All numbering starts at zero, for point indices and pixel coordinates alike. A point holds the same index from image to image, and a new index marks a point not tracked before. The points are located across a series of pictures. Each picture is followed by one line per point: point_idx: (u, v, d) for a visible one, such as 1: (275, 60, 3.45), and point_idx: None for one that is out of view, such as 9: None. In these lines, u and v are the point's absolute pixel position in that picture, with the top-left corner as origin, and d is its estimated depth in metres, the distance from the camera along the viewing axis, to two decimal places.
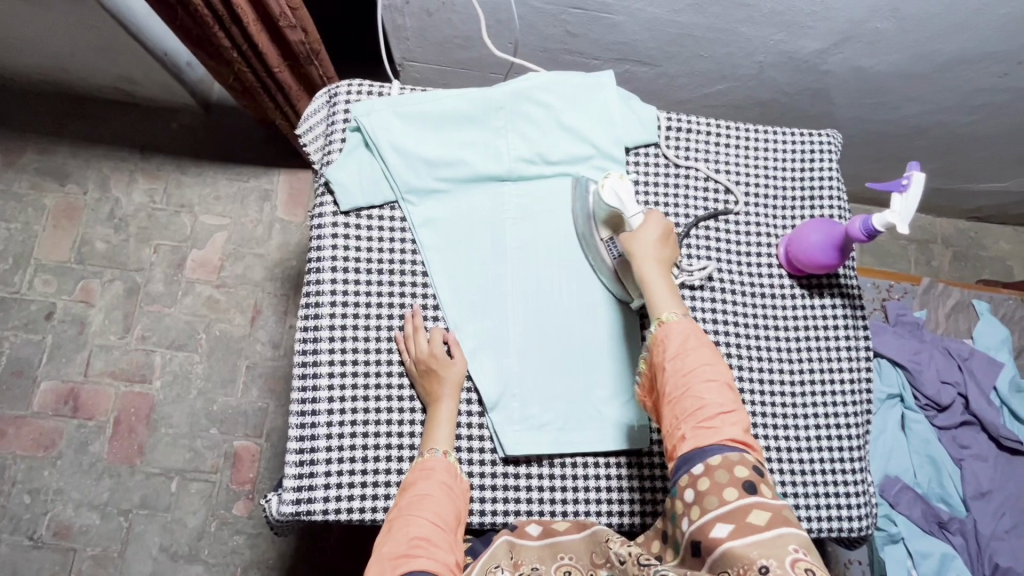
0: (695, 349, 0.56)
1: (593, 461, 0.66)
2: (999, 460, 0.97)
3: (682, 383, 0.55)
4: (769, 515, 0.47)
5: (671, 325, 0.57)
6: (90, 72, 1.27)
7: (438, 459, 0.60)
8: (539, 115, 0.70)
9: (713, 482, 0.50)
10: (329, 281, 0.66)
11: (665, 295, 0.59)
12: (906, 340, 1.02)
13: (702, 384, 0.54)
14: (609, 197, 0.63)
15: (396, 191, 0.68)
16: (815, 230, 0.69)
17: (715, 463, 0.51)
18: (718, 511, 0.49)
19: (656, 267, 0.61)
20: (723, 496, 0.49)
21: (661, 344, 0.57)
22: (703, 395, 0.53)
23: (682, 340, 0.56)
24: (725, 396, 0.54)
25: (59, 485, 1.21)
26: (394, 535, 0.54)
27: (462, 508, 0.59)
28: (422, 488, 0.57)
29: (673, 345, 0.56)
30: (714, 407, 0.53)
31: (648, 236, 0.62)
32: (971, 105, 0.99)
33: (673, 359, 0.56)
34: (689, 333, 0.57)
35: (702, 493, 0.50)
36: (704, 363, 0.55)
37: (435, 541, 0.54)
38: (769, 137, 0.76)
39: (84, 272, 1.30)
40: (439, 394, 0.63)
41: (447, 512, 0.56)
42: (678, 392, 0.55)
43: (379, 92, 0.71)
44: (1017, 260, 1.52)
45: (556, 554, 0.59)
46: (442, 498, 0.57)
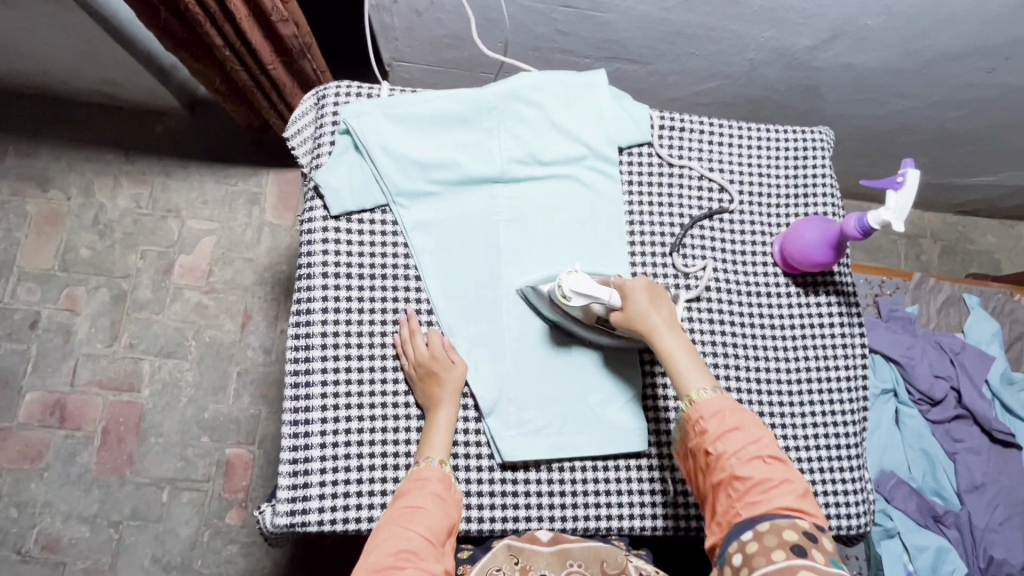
0: (734, 423, 0.57)
1: (592, 465, 0.66)
2: (992, 453, 0.98)
3: (725, 458, 0.55)
4: None
5: (703, 402, 0.58)
6: (71, 75, 1.24)
7: (433, 469, 0.59)
8: (531, 115, 0.70)
9: (761, 544, 0.50)
10: (320, 287, 0.65)
11: (691, 369, 0.60)
12: (899, 335, 1.03)
13: (749, 452, 0.55)
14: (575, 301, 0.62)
15: (386, 194, 0.67)
16: (809, 228, 0.68)
17: (764, 528, 0.51)
18: (767, 568, 0.48)
19: (664, 340, 0.61)
20: (771, 557, 0.49)
21: (696, 422, 0.58)
22: (747, 470, 0.54)
23: (719, 415, 0.57)
24: (771, 470, 0.54)
25: (47, 498, 1.18)
26: (379, 547, 0.53)
27: (454, 520, 0.58)
28: (411, 500, 0.56)
29: (711, 423, 0.57)
30: (760, 481, 0.54)
31: (640, 310, 0.61)
32: (960, 100, 1.00)
33: (713, 435, 0.56)
34: (723, 407, 0.58)
35: (752, 559, 0.49)
36: (750, 433, 0.56)
37: (421, 554, 0.53)
38: (762, 135, 0.76)
39: (68, 279, 1.27)
40: (439, 399, 0.62)
41: (438, 524, 0.55)
42: (724, 468, 0.55)
43: (369, 94, 0.70)
44: (1004, 253, 1.53)
45: (565, 561, 0.59)
46: (433, 510, 0.56)
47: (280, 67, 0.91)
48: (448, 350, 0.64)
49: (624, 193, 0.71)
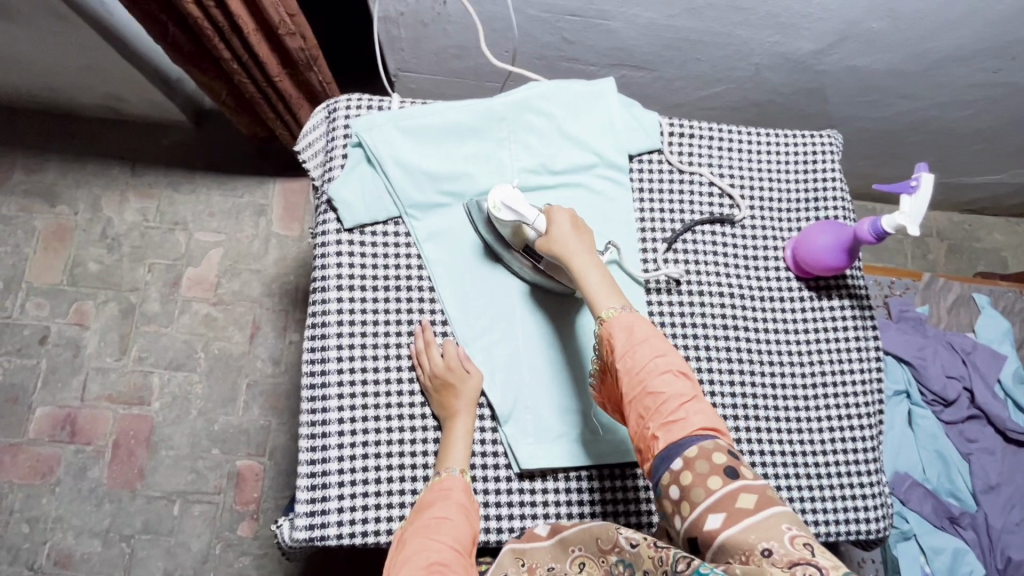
0: (644, 341, 0.56)
1: (608, 473, 0.66)
2: (1006, 453, 0.97)
3: (638, 378, 0.55)
4: (757, 497, 0.46)
5: (614, 320, 0.57)
6: (78, 90, 1.25)
7: (455, 478, 0.59)
8: (541, 125, 0.70)
9: (696, 474, 0.49)
10: (335, 300, 0.65)
11: (603, 288, 0.59)
12: (910, 336, 1.03)
13: (659, 375, 0.54)
14: (504, 215, 0.63)
15: (399, 206, 0.67)
16: (822, 232, 0.68)
17: (692, 454, 0.50)
18: (707, 503, 0.47)
19: (585, 261, 0.60)
20: (708, 486, 0.48)
21: (610, 345, 0.57)
22: (661, 389, 0.54)
23: (628, 332, 0.56)
24: (682, 385, 0.54)
25: (58, 513, 1.18)
26: (409, 562, 0.52)
27: (478, 530, 0.58)
28: (438, 510, 0.56)
29: (620, 340, 0.56)
30: (675, 398, 0.53)
31: (562, 232, 0.62)
32: (965, 100, 1.00)
33: (626, 357, 0.56)
34: (633, 322, 0.57)
35: (686, 488, 0.49)
36: (658, 354, 0.55)
37: (454, 566, 0.52)
38: (771, 140, 0.76)
39: (77, 293, 1.28)
40: (456, 409, 0.62)
41: (465, 534, 0.55)
42: (638, 389, 0.54)
43: (379, 106, 0.70)
44: (1011, 251, 1.53)
45: (566, 548, 0.58)
46: (458, 520, 0.56)
47: (286, 79, 0.91)
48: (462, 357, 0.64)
49: (635, 200, 0.71)
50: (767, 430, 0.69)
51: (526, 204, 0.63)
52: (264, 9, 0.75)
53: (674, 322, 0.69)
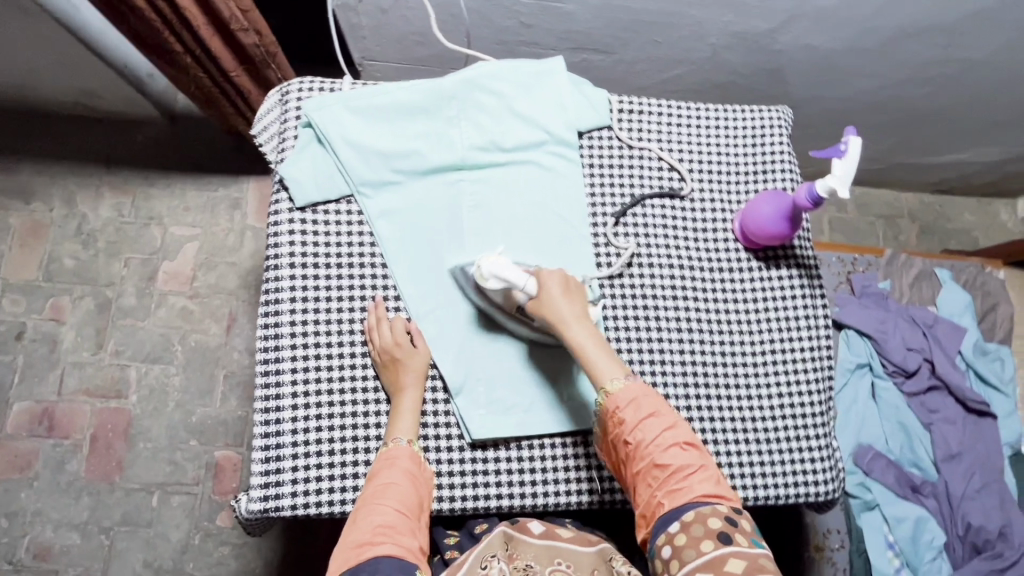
0: (651, 415, 0.58)
1: (561, 442, 0.67)
2: (967, 422, 0.99)
3: (645, 450, 0.56)
4: (746, 563, 0.49)
5: (620, 393, 0.59)
6: (50, 87, 1.25)
7: (402, 447, 0.60)
8: (490, 103, 0.71)
9: (691, 536, 0.52)
10: (288, 278, 0.66)
11: (604, 359, 0.60)
12: (872, 310, 1.04)
13: (666, 447, 0.56)
14: (492, 283, 0.63)
15: (350, 185, 0.68)
16: (764, 200, 0.70)
17: (689, 518, 0.53)
18: (696, 563, 0.50)
19: (582, 331, 0.61)
20: (700, 548, 0.51)
21: (616, 416, 0.58)
22: (666, 458, 0.56)
23: (636, 405, 0.58)
24: (687, 457, 0.56)
25: (37, 507, 1.19)
26: (357, 524, 0.54)
27: (426, 495, 0.59)
28: (387, 476, 0.58)
29: (628, 413, 0.58)
30: (679, 471, 0.55)
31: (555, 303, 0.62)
32: (921, 77, 1.02)
33: (632, 427, 0.57)
34: (639, 394, 0.59)
35: (680, 553, 0.51)
36: (666, 426, 0.57)
37: (398, 528, 0.54)
38: (721, 115, 0.77)
39: (53, 289, 1.28)
40: (404, 382, 0.64)
41: (411, 498, 0.57)
42: (643, 460, 0.56)
43: (331, 89, 0.72)
44: (981, 231, 1.55)
45: (553, 557, 0.60)
46: (406, 486, 0.57)
47: (244, 74, 0.93)
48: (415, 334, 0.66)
49: (585, 175, 0.73)
50: (717, 397, 0.70)
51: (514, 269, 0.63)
52: (212, 5, 0.77)
53: (624, 293, 0.71)
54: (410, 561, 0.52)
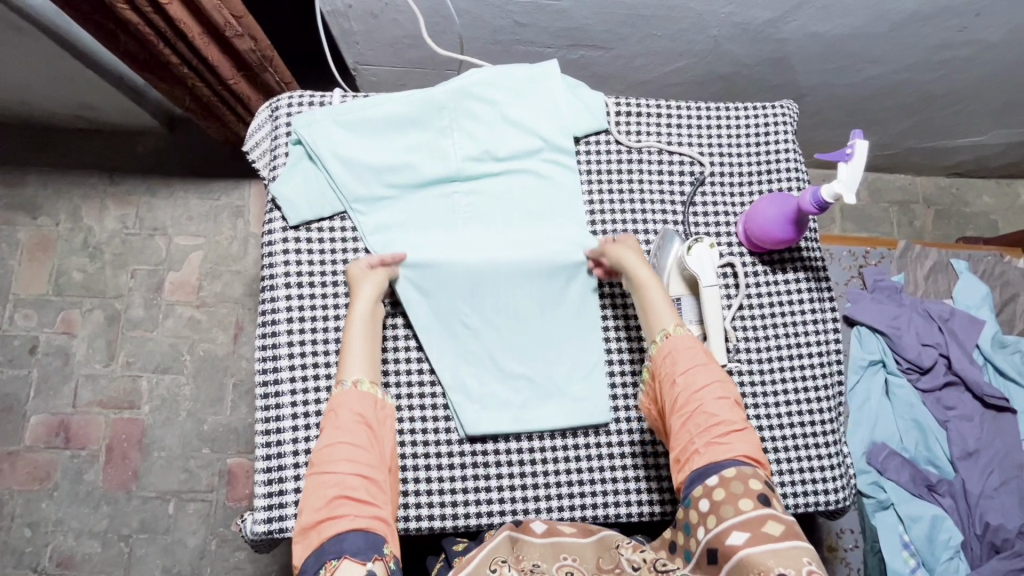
0: (704, 364, 0.57)
1: (562, 456, 0.67)
2: (985, 418, 0.97)
3: (693, 397, 0.55)
4: (784, 527, 0.48)
5: (672, 338, 0.59)
6: (48, 102, 1.25)
7: (346, 392, 0.57)
8: (482, 111, 0.69)
9: (729, 492, 0.51)
10: (284, 299, 0.66)
11: (664, 308, 0.61)
12: (884, 305, 1.02)
13: (715, 400, 0.55)
14: (693, 262, 0.65)
15: (343, 202, 0.67)
16: (768, 199, 0.68)
17: (729, 474, 0.52)
18: (734, 520, 0.50)
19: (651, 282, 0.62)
20: (738, 506, 0.50)
21: (670, 357, 0.58)
22: (714, 408, 0.55)
23: (690, 352, 0.57)
24: (734, 412, 0.55)
25: (58, 516, 1.22)
26: (309, 502, 0.52)
27: (381, 445, 0.57)
28: (330, 439, 0.54)
29: (679, 357, 0.57)
30: (725, 419, 0.55)
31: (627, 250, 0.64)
32: (935, 61, 0.97)
33: (683, 374, 0.57)
34: (695, 345, 0.58)
35: (721, 510, 0.51)
36: (714, 380, 0.56)
37: (357, 497, 0.52)
38: (723, 113, 0.75)
39: (63, 302, 1.30)
40: (354, 314, 0.61)
41: (364, 455, 0.54)
42: (690, 407, 0.55)
43: (321, 102, 0.70)
44: (1001, 214, 1.50)
45: (557, 554, 0.59)
46: (354, 442, 0.55)
47: (242, 80, 0.91)
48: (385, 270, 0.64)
49: (583, 182, 0.70)
50: None
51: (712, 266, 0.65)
52: (207, 13, 0.74)
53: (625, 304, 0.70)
54: (379, 533, 0.52)
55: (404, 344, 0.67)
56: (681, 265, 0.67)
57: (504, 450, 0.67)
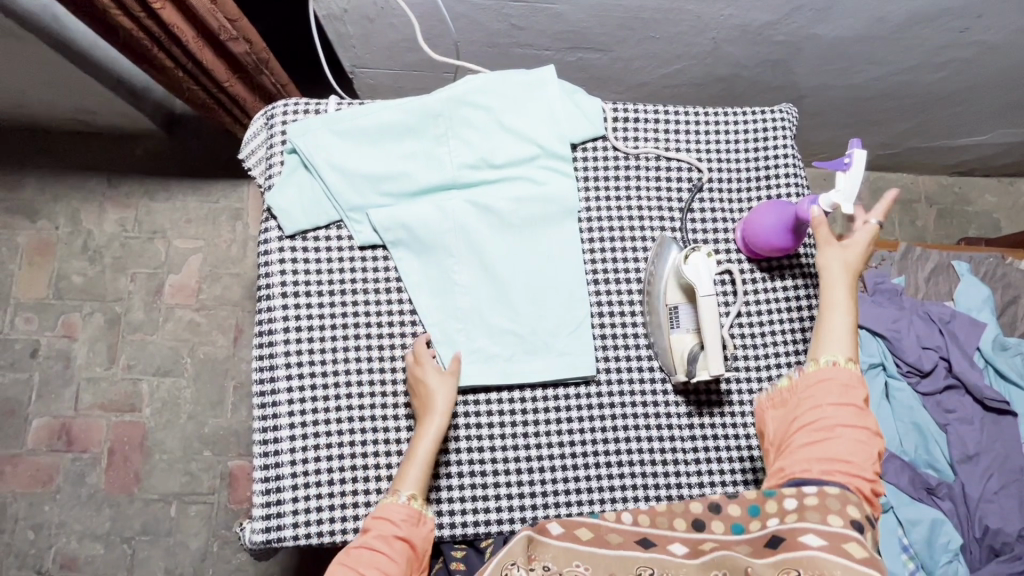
0: (856, 404, 0.54)
1: (561, 466, 0.66)
2: (986, 421, 0.96)
3: (829, 429, 0.54)
4: (866, 554, 0.46)
5: (836, 368, 0.56)
6: (45, 106, 1.25)
7: (396, 506, 0.57)
8: (477, 118, 0.69)
9: (823, 502, 0.50)
10: (280, 308, 0.66)
11: (840, 337, 0.58)
12: (885, 308, 1.01)
13: (851, 436, 0.53)
14: (689, 270, 0.63)
15: (339, 210, 0.67)
16: (765, 209, 0.67)
17: (833, 490, 0.50)
18: (817, 525, 0.48)
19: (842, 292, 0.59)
20: (826, 517, 0.49)
21: (824, 379, 0.56)
22: (846, 442, 0.53)
23: (845, 389, 0.55)
24: (867, 459, 0.53)
25: (61, 519, 1.23)
26: None
27: (415, 558, 0.56)
28: (371, 541, 0.55)
29: (832, 386, 0.55)
30: (854, 463, 0.52)
31: (847, 253, 0.60)
32: (937, 62, 0.96)
33: (829, 410, 0.54)
34: (857, 387, 0.55)
35: (808, 512, 0.49)
36: (858, 423, 0.54)
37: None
38: (722, 118, 0.74)
39: (64, 306, 1.30)
40: (427, 423, 0.61)
41: (395, 569, 0.54)
42: (821, 434, 0.54)
43: (316, 110, 0.70)
44: (1003, 213, 1.49)
45: (571, 561, 0.53)
46: (389, 555, 0.55)
47: (238, 82, 0.90)
48: (451, 372, 0.63)
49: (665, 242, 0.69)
50: (721, 414, 0.68)
51: (708, 272, 0.63)
52: (201, 16, 0.74)
53: (623, 311, 0.69)
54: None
55: (400, 352, 0.67)
56: (678, 273, 0.66)
57: (502, 460, 0.66)
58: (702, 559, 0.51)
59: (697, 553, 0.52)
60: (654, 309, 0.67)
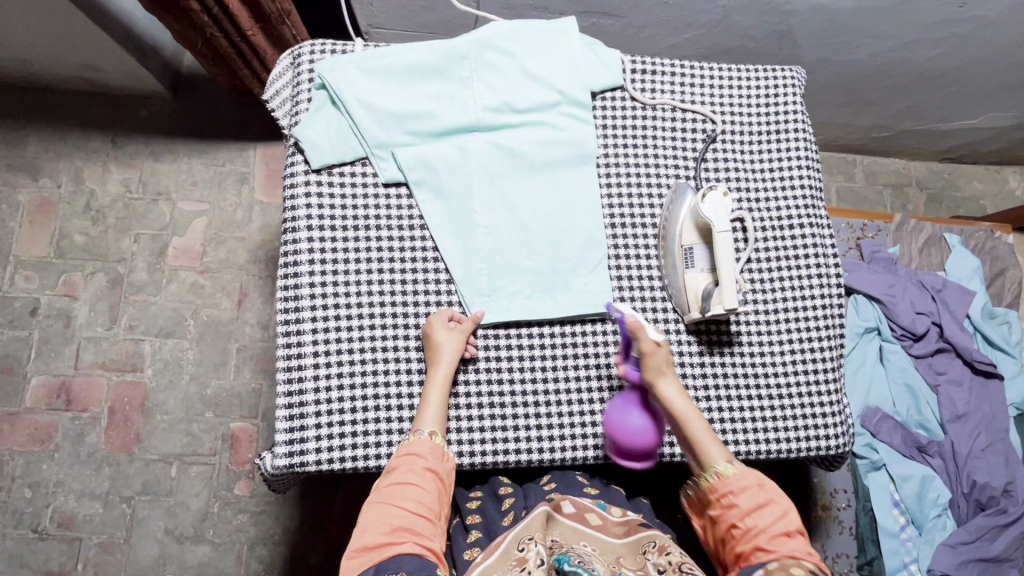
0: (757, 491, 0.58)
1: (576, 400, 0.68)
2: (973, 384, 1.01)
3: (755, 533, 0.57)
4: None
5: (729, 473, 0.60)
6: (51, 62, 1.24)
7: (421, 440, 0.60)
8: (501, 63, 0.71)
9: None
10: (305, 240, 0.67)
11: (711, 446, 0.62)
12: (880, 275, 1.05)
13: (764, 523, 0.57)
14: (706, 210, 0.66)
15: (365, 147, 0.68)
16: (622, 418, 0.64)
17: (774, 569, 0.54)
18: None
19: (695, 416, 0.63)
20: None
21: (722, 485, 0.59)
22: (763, 527, 0.57)
23: (742, 489, 0.59)
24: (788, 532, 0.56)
25: (59, 478, 1.22)
26: (373, 527, 0.55)
27: (444, 490, 0.59)
28: (401, 476, 0.58)
29: (734, 492, 0.59)
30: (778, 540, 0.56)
31: (670, 375, 0.64)
32: (935, 38, 1.00)
33: (742, 510, 0.58)
34: (748, 478, 0.59)
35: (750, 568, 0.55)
36: (765, 509, 0.57)
37: (416, 527, 0.55)
38: (735, 75, 0.77)
39: (65, 265, 1.29)
40: (435, 370, 0.64)
41: (429, 498, 0.57)
42: (750, 542, 0.57)
43: (343, 50, 0.71)
44: (990, 199, 1.54)
45: (580, 538, 0.59)
46: (421, 486, 0.57)
47: (260, 33, 0.92)
48: (464, 328, 0.65)
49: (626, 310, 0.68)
50: (730, 353, 0.71)
51: (723, 211, 0.66)
52: None
53: (639, 253, 0.71)
54: (431, 560, 0.53)
55: (423, 287, 0.68)
56: (695, 214, 0.69)
57: (520, 393, 0.68)
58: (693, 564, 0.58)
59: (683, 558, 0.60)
60: (669, 251, 0.70)
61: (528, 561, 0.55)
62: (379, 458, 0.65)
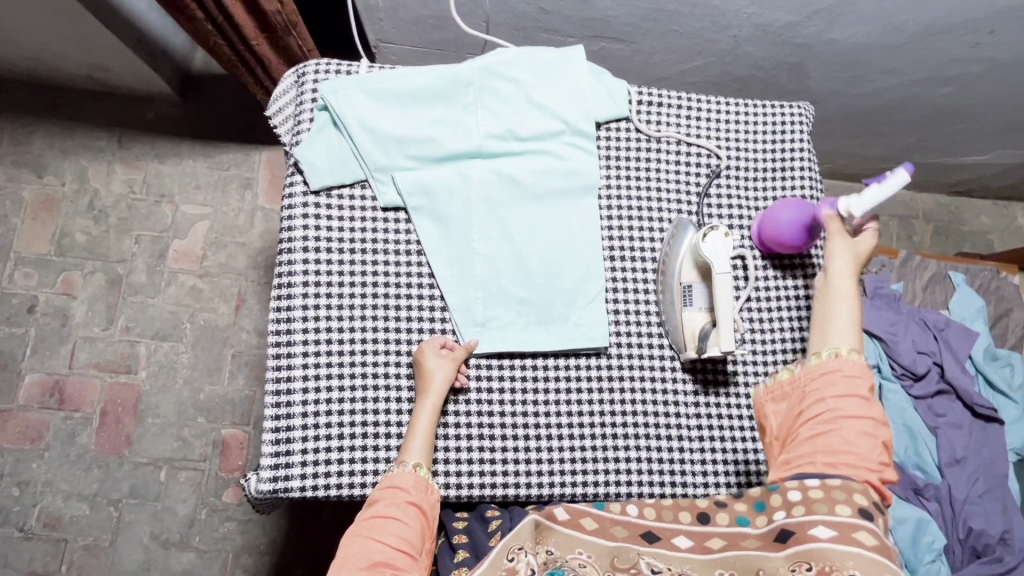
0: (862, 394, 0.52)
1: (567, 434, 0.67)
2: (973, 426, 0.99)
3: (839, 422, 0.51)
4: (876, 542, 0.46)
5: (839, 360, 0.54)
6: (61, 61, 1.24)
7: (405, 473, 0.59)
8: (506, 90, 0.70)
9: (829, 495, 0.49)
10: (300, 262, 0.66)
11: (843, 330, 0.55)
12: (882, 312, 1.04)
13: (856, 433, 0.51)
14: (707, 249, 0.66)
15: (365, 170, 0.68)
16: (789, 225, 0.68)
17: (834, 483, 0.49)
18: (826, 516, 0.48)
19: (847, 294, 0.57)
20: (834, 509, 0.48)
21: (828, 374, 0.53)
22: (851, 428, 0.51)
23: (851, 380, 0.53)
24: (874, 452, 0.51)
25: (48, 477, 1.21)
26: (352, 561, 0.53)
27: (426, 524, 0.58)
28: (382, 509, 0.57)
29: (836, 382, 0.53)
30: (859, 453, 0.51)
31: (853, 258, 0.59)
32: (948, 75, 0.99)
33: (838, 395, 0.52)
34: (863, 379, 0.53)
35: (814, 506, 0.49)
36: (862, 415, 0.51)
37: (396, 562, 0.54)
38: (743, 110, 0.76)
39: (65, 264, 1.29)
40: (425, 398, 0.63)
41: (411, 533, 0.56)
42: (829, 427, 0.52)
43: (346, 71, 0.71)
44: (997, 234, 1.53)
45: (573, 546, 0.56)
46: (402, 519, 0.56)
47: (265, 43, 0.90)
48: (455, 356, 0.65)
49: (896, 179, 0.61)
50: (725, 393, 0.70)
51: (724, 249, 0.65)
52: None
53: (637, 288, 0.71)
54: None
55: (417, 314, 0.67)
56: (695, 252, 0.68)
57: (510, 425, 0.67)
58: (710, 555, 0.52)
59: (703, 548, 0.53)
60: (668, 286, 0.69)
61: (519, 571, 0.54)
62: (364, 487, 0.64)
